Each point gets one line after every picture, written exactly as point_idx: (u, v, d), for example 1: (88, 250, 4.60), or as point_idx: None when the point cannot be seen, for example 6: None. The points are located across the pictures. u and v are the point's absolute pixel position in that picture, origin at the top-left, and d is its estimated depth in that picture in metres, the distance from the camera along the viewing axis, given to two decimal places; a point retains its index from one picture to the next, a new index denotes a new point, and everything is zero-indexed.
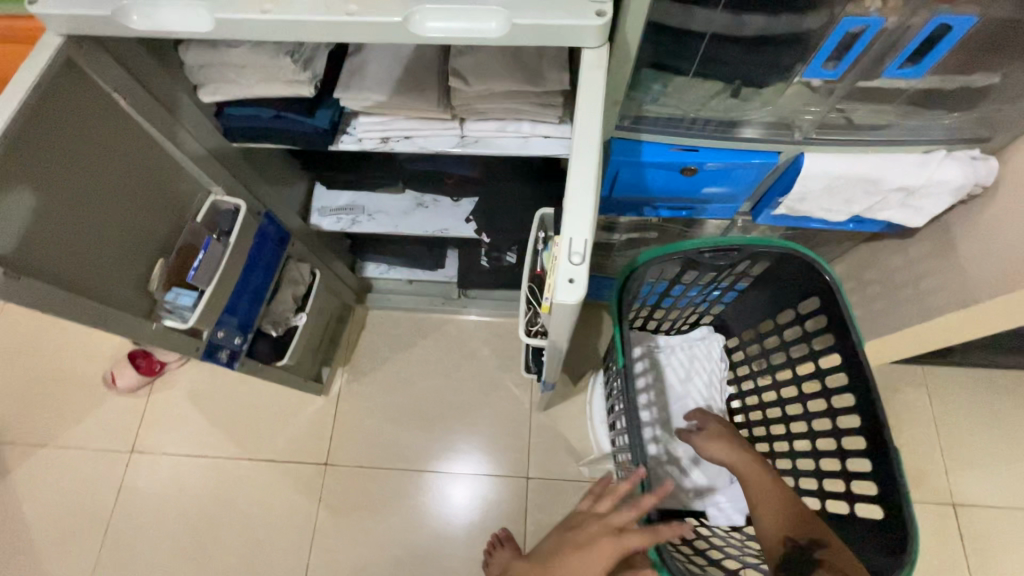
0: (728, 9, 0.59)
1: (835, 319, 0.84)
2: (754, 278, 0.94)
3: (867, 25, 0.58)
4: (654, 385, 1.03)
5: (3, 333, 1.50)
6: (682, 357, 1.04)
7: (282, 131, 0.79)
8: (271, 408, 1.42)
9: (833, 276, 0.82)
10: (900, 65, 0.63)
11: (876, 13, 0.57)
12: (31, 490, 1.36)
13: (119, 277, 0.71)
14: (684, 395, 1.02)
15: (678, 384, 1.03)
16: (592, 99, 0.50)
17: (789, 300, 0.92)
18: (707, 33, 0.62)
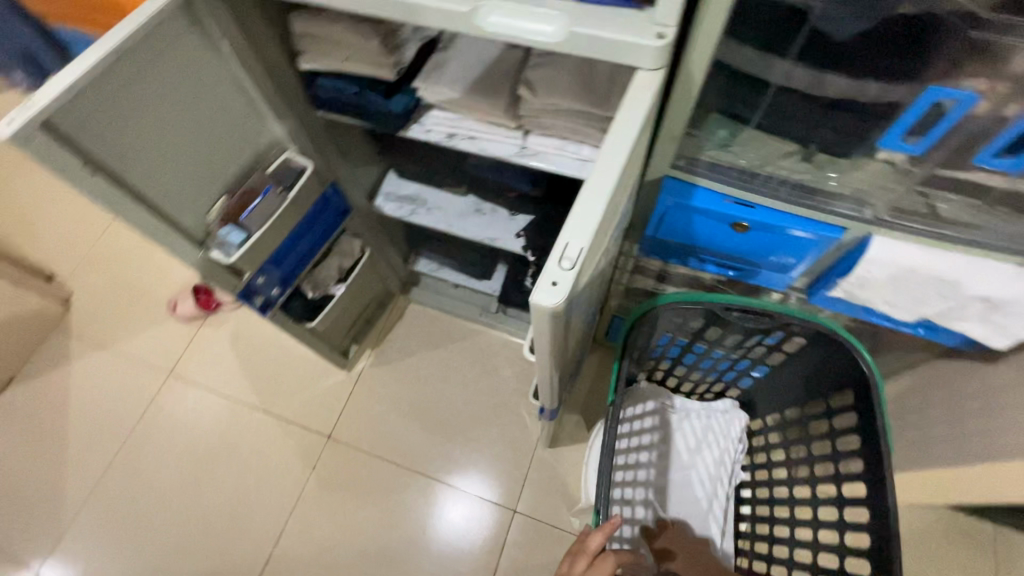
0: (808, 64, 0.56)
1: (866, 420, 0.75)
2: (786, 355, 0.86)
3: (958, 98, 0.53)
4: (658, 446, 0.96)
5: (106, 242, 1.70)
6: (695, 425, 0.96)
7: (359, 107, 0.84)
8: (297, 369, 1.48)
9: (873, 369, 0.73)
10: (996, 154, 0.56)
11: (972, 90, 0.52)
12: (82, 383, 1.50)
13: (185, 201, 0.79)
14: (688, 466, 0.94)
15: (683, 452, 0.95)
16: (631, 119, 0.50)
17: (821, 389, 0.83)
18: (782, 85, 0.59)
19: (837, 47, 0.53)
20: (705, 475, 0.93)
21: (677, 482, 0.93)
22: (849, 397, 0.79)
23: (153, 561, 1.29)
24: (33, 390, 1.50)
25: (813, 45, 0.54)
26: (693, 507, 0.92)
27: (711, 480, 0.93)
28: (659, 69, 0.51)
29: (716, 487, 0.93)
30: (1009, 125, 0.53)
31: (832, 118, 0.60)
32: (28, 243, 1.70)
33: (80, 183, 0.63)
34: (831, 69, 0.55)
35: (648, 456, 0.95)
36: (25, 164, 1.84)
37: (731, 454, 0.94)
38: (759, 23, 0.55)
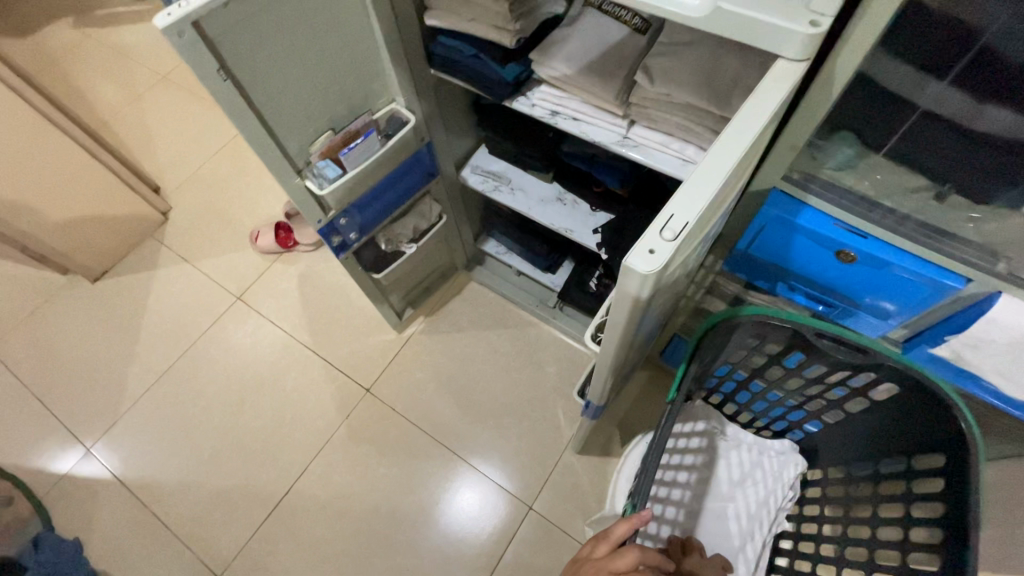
0: (965, 89, 0.51)
1: (952, 489, 0.65)
2: (872, 403, 0.77)
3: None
4: (700, 470, 0.92)
5: (209, 168, 1.83)
6: (744, 457, 0.91)
7: (472, 70, 0.86)
8: (352, 320, 1.52)
9: (972, 428, 0.62)
10: None
11: None
12: (162, 290, 1.62)
13: (295, 128, 0.83)
14: (728, 497, 0.89)
15: (725, 482, 0.90)
16: (762, 106, 0.47)
17: (904, 447, 0.74)
18: (931, 109, 0.54)
19: (1007, 72, 0.48)
20: (744, 511, 0.88)
21: (712, 510, 0.89)
22: (935, 460, 0.70)
23: (186, 466, 1.36)
24: (120, 286, 1.64)
25: (979, 66, 0.49)
26: (725, 540, 0.86)
27: (749, 517, 0.87)
28: (802, 61, 0.48)
29: (754, 526, 0.87)
30: None
31: (983, 154, 0.54)
32: (146, 155, 1.86)
33: (211, 86, 0.67)
34: (996, 99, 0.50)
35: (686, 477, 0.92)
36: (157, 85, 2.02)
37: (778, 496, 0.88)
38: (922, 36, 0.50)
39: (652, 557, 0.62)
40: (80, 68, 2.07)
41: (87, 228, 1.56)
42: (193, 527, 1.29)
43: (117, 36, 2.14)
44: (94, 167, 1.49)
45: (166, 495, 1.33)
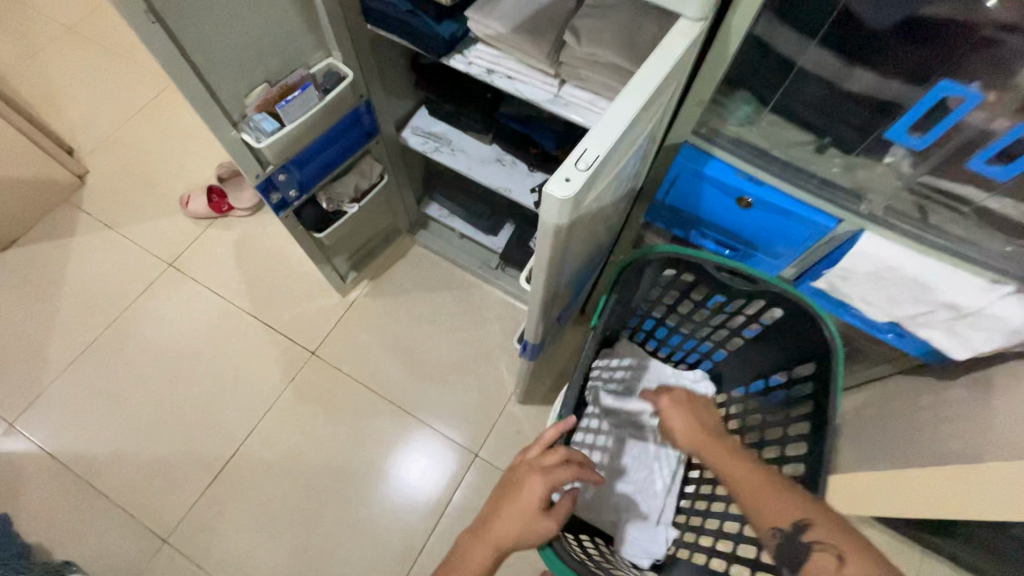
0: (834, 52, 0.59)
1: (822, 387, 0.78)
2: (764, 328, 0.88)
3: (964, 97, 0.54)
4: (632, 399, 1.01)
5: (128, 129, 1.72)
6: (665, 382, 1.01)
7: (409, 26, 0.87)
8: (294, 284, 1.51)
9: (832, 334, 0.76)
10: (988, 160, 0.57)
11: (977, 88, 0.53)
12: (83, 258, 1.53)
13: (230, 79, 0.82)
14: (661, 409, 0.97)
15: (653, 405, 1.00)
16: (664, 58, 0.53)
17: (788, 362, 0.87)
18: (811, 72, 0.63)
19: (863, 36, 0.56)
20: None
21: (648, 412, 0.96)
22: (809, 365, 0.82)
23: (121, 436, 1.32)
24: (34, 254, 1.53)
25: (842, 28, 0.57)
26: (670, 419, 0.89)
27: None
28: (701, 19, 0.55)
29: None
30: (995, 138, 0.55)
31: (850, 111, 0.63)
32: (54, 115, 1.72)
33: (138, 27, 0.66)
34: (857, 61, 0.58)
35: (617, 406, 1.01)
36: (62, 38, 1.85)
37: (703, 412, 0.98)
38: (798, 4, 0.58)
39: (576, 453, 0.71)
40: None
41: None
42: (133, 496, 1.26)
43: None
44: None
45: (100, 466, 1.29)
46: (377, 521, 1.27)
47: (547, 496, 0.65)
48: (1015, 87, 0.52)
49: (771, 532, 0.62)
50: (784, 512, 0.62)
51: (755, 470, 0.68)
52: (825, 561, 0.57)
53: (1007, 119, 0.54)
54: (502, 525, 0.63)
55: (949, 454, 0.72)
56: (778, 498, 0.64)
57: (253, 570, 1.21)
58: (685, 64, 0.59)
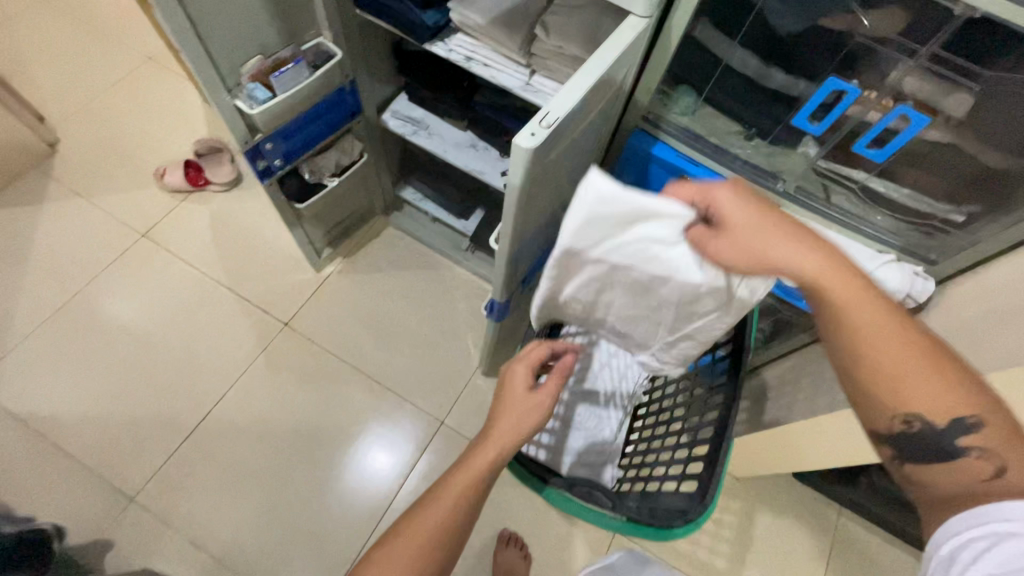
0: (754, 54, 0.72)
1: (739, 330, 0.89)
2: None
3: (845, 91, 0.68)
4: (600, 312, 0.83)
5: (103, 101, 1.73)
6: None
7: (396, 13, 0.96)
8: (269, 258, 1.55)
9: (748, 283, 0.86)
10: (867, 144, 0.72)
11: (857, 83, 0.67)
12: (53, 224, 1.54)
13: (229, 49, 0.89)
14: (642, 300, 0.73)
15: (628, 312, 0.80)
16: (617, 43, 0.64)
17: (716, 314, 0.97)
18: (737, 70, 0.76)
19: (775, 40, 0.69)
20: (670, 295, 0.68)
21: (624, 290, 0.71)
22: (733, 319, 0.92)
23: (90, 399, 1.34)
24: (0, 219, 1.52)
25: (759, 33, 0.70)
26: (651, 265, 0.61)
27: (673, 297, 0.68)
28: (647, 16, 0.67)
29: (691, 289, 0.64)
30: (871, 125, 0.70)
31: (767, 104, 0.77)
32: (26, 83, 1.72)
33: None
34: (771, 61, 0.72)
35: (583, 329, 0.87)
36: (36, 8, 1.84)
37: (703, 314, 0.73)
38: (726, 12, 0.70)
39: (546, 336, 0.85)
40: None
41: None
42: (100, 455, 1.28)
43: None
44: None
45: (67, 427, 1.30)
46: (344, 482, 1.33)
47: (531, 378, 0.78)
48: (884, 86, 0.66)
49: (892, 425, 0.52)
50: (940, 406, 0.49)
51: (904, 336, 0.51)
52: (976, 467, 0.49)
53: (880, 112, 0.68)
54: (504, 425, 0.74)
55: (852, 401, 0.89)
56: (932, 382, 0.50)
57: (221, 528, 1.25)
58: (634, 54, 0.71)
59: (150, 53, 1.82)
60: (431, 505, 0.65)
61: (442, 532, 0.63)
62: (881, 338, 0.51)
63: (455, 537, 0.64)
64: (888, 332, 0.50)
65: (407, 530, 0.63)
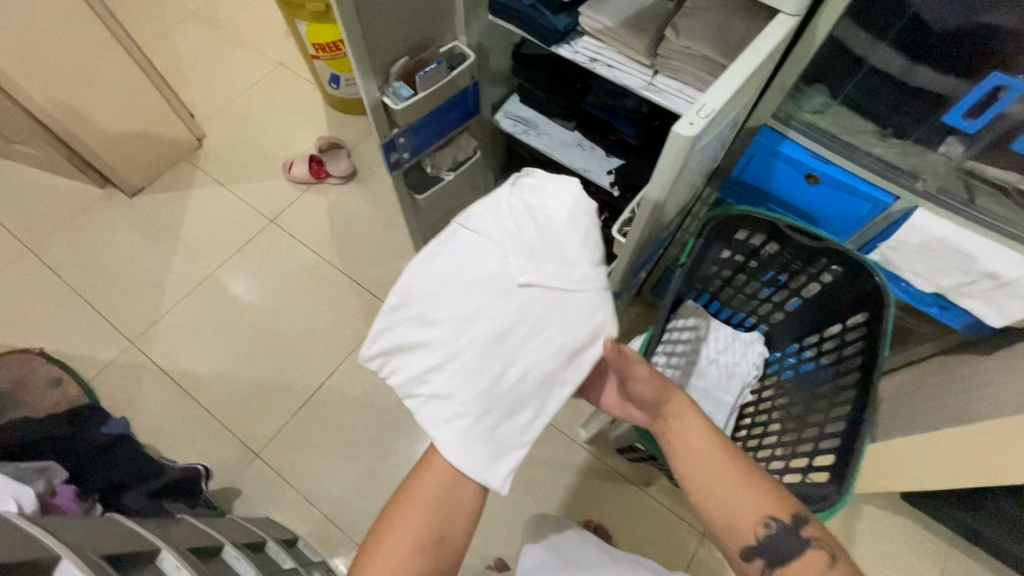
0: (900, 51, 0.73)
1: (875, 324, 0.84)
2: (824, 286, 0.92)
3: (1009, 87, 0.66)
4: (477, 249, 0.72)
5: (242, 101, 1.95)
6: (553, 198, 0.76)
7: (529, 17, 1.04)
8: (378, 246, 1.68)
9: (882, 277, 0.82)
10: None
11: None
12: (198, 208, 1.75)
13: (380, 50, 1.00)
14: (515, 309, 0.70)
15: (503, 263, 0.71)
16: (768, 41, 0.67)
17: (840, 312, 0.92)
18: (878, 68, 0.76)
19: (928, 37, 0.69)
20: (540, 336, 0.71)
21: (491, 328, 0.69)
22: (863, 319, 0.88)
23: (225, 362, 1.51)
24: (158, 202, 1.76)
25: (910, 32, 0.70)
26: (516, 400, 0.70)
27: (546, 331, 0.71)
28: (796, 15, 0.69)
29: (557, 360, 0.72)
30: None
31: (911, 101, 0.76)
32: (180, 85, 1.97)
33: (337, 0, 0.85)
34: (919, 58, 0.71)
35: (464, 238, 0.73)
36: (190, 20, 2.11)
37: (587, 270, 0.73)
38: (874, 12, 0.71)
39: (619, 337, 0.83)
40: None
41: (132, 141, 1.68)
42: (232, 411, 1.44)
43: None
44: (145, 85, 1.61)
45: (206, 385, 1.47)
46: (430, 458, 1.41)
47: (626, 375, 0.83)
48: None
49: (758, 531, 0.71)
50: (782, 507, 0.72)
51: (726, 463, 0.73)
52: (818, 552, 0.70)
53: None
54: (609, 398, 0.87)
55: (989, 412, 0.85)
56: (751, 497, 0.72)
57: (332, 487, 1.37)
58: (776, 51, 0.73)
59: (282, 59, 2.03)
60: (427, 481, 0.69)
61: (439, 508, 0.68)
62: (707, 468, 0.73)
63: (457, 508, 0.69)
64: (715, 465, 0.73)
65: (408, 507, 0.68)
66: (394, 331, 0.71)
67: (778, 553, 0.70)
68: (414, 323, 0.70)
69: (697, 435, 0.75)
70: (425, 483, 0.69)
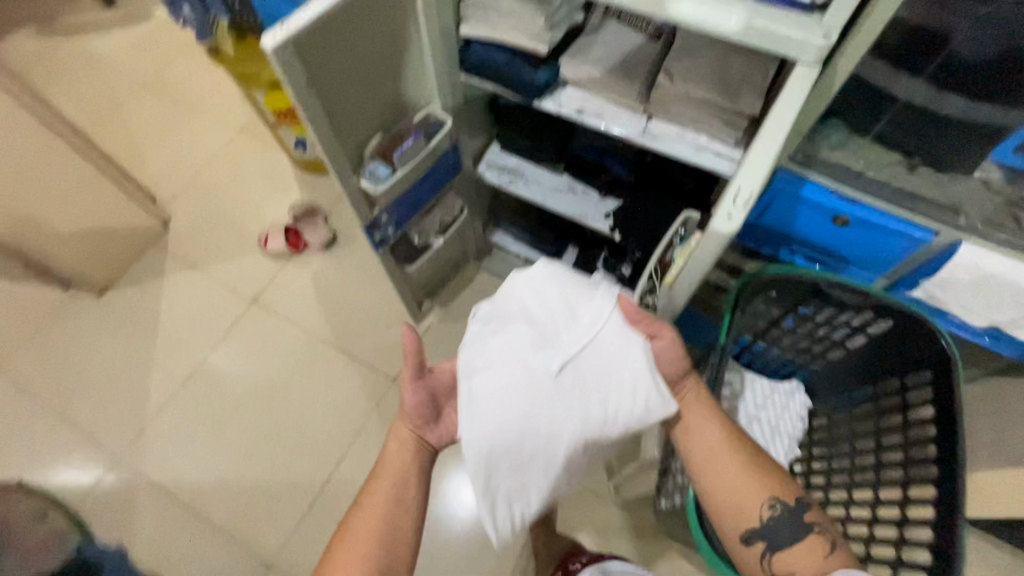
0: (931, 84, 0.66)
1: (943, 393, 0.77)
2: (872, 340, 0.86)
3: None
4: (512, 375, 0.73)
5: (205, 174, 1.84)
6: (519, 294, 0.81)
7: (508, 74, 0.96)
8: (370, 314, 1.58)
9: (950, 341, 0.75)
10: None
11: None
12: (173, 298, 1.64)
13: (351, 132, 0.90)
14: (575, 390, 0.72)
15: (530, 368, 0.73)
16: (784, 113, 0.65)
17: (895, 368, 0.86)
18: (904, 100, 0.69)
19: (968, 68, 0.62)
20: (610, 388, 0.72)
21: (572, 426, 0.71)
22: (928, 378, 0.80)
23: (223, 465, 1.40)
24: (128, 297, 1.64)
25: (946, 67, 0.64)
26: (626, 440, 0.75)
27: (609, 380, 0.73)
28: (818, 65, 0.61)
29: (639, 395, 0.72)
30: None
31: (952, 133, 0.69)
32: (136, 165, 1.86)
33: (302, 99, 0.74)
34: (955, 91, 0.65)
35: (494, 374, 0.74)
36: (138, 93, 2.00)
37: (586, 310, 0.77)
38: (906, 47, 0.64)
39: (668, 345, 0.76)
40: (52, 80, 2.03)
41: (92, 238, 1.57)
42: (237, 520, 1.34)
43: (90, 45, 2.11)
44: (98, 179, 1.51)
45: (205, 495, 1.37)
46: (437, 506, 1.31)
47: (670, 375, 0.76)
48: None
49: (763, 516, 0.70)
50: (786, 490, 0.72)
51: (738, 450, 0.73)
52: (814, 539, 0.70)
53: None
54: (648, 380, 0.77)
55: None
56: (758, 484, 0.71)
57: None
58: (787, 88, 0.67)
59: (241, 123, 1.93)
60: (383, 477, 0.73)
61: (384, 528, 0.68)
62: (720, 456, 0.72)
63: (397, 524, 0.69)
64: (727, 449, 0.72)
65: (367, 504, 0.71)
66: (501, 490, 0.71)
67: (777, 538, 0.70)
68: (512, 471, 0.71)
69: (708, 423, 0.75)
70: (364, 508, 0.70)
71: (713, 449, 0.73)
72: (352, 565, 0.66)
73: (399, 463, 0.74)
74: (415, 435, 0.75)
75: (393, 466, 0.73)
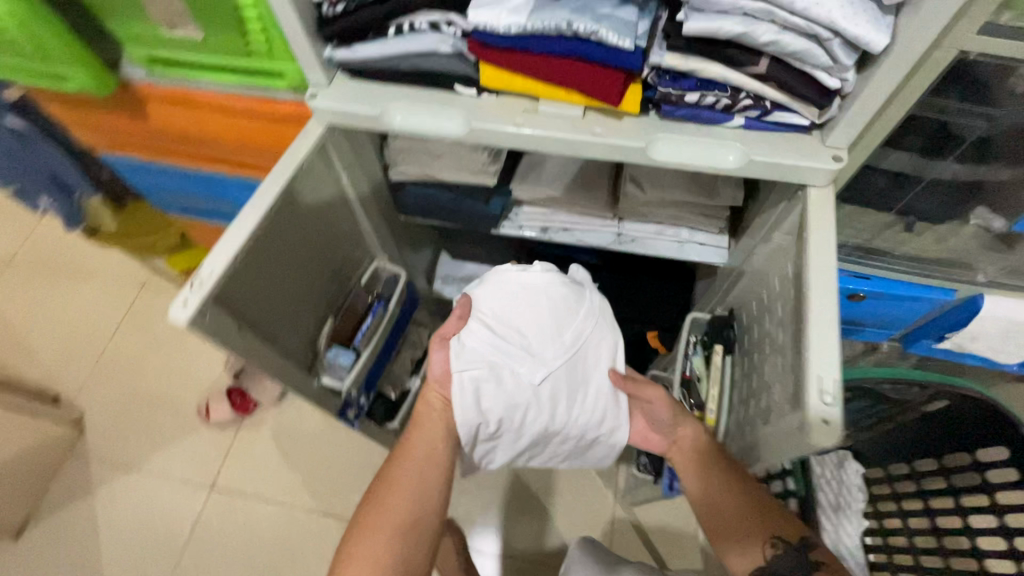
0: (959, 160, 0.61)
1: None
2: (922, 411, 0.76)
3: None
4: (487, 376, 0.66)
5: (110, 350, 1.56)
6: (498, 287, 0.72)
7: (455, 211, 0.85)
8: (352, 464, 1.39)
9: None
10: None
11: None
12: (111, 515, 1.37)
13: (297, 330, 0.75)
14: (548, 399, 0.68)
15: (510, 373, 0.67)
16: (825, 235, 0.52)
17: (959, 440, 0.73)
18: (926, 179, 0.64)
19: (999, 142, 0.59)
20: (577, 401, 0.69)
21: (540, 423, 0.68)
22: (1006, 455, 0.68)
23: None
24: (55, 532, 1.36)
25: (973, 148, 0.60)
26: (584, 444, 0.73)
27: (578, 391, 0.69)
28: (829, 185, 0.54)
29: (600, 412, 0.70)
30: None
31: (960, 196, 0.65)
32: (21, 362, 1.55)
33: (239, 348, 0.59)
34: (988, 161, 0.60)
35: (470, 374, 0.65)
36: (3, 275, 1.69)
37: (573, 330, 0.70)
38: (932, 137, 0.60)
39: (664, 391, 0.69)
40: None
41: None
42: None
43: None
44: None
45: None
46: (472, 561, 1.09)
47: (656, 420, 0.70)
48: None
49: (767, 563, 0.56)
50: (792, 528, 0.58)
51: (736, 482, 0.62)
52: None
53: None
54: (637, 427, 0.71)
55: None
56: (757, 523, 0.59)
57: None
58: (792, 201, 0.60)
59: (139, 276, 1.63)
60: (419, 432, 0.66)
61: (413, 495, 0.61)
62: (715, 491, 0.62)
63: (426, 488, 0.62)
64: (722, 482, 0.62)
65: (390, 480, 0.63)
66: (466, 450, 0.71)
67: None
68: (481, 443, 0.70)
69: (707, 459, 0.65)
70: (393, 479, 0.62)
71: (704, 484, 0.63)
72: (385, 524, 0.59)
73: (429, 423, 0.66)
74: (443, 398, 0.68)
75: (418, 457, 0.64)
